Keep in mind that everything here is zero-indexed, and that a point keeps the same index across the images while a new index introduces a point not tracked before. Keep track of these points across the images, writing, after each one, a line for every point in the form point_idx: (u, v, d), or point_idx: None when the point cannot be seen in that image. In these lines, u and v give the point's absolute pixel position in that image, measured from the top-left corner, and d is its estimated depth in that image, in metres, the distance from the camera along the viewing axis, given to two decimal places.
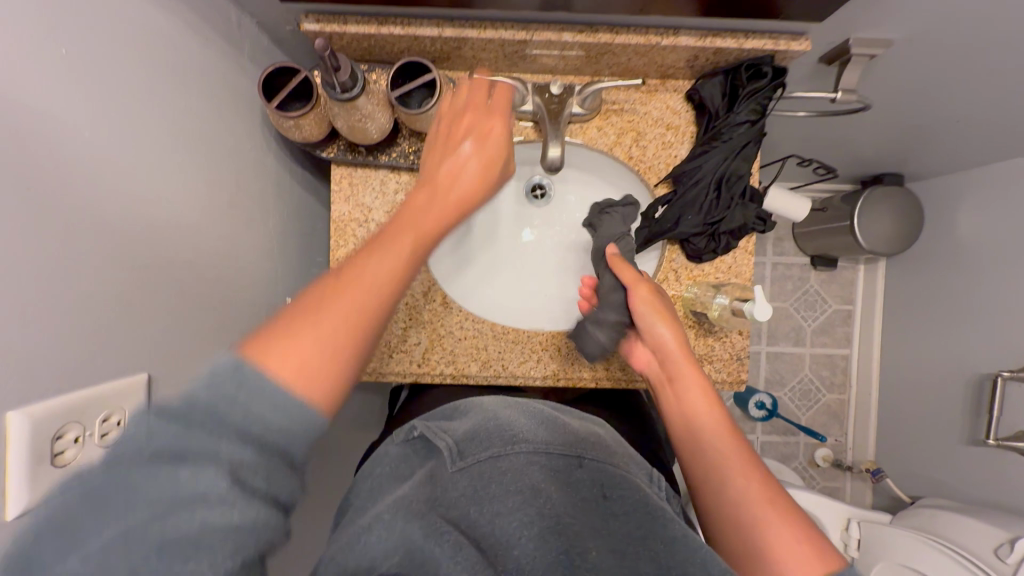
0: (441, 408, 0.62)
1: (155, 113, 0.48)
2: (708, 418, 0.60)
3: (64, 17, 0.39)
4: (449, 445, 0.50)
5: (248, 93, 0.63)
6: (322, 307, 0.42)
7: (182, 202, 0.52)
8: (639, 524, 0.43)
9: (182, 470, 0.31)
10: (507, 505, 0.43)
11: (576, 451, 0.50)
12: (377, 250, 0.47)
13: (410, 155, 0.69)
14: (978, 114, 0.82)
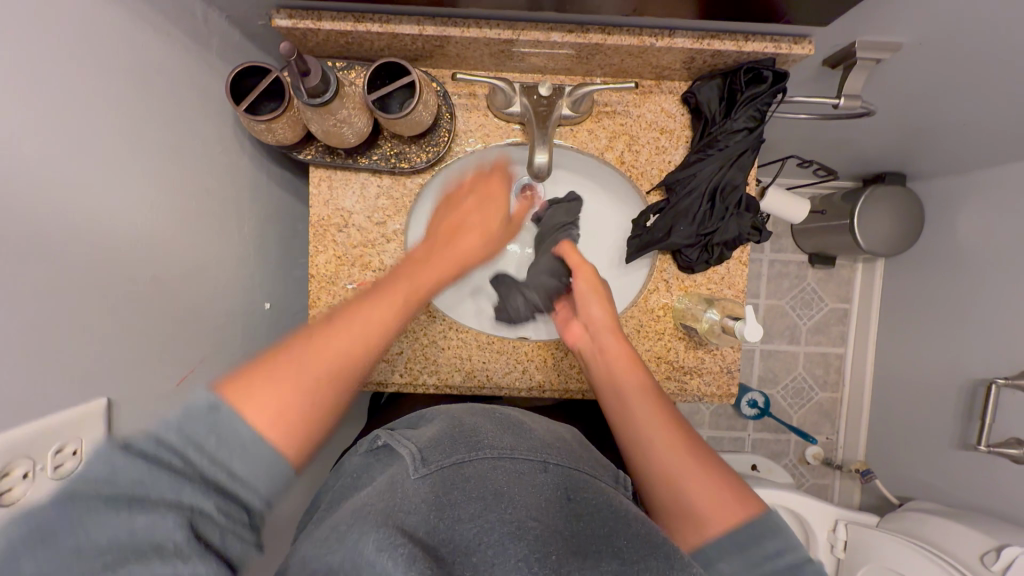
0: (409, 416, 0.59)
1: (113, 122, 0.46)
2: (635, 389, 0.59)
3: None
4: (410, 450, 0.45)
5: (217, 92, 0.60)
6: (308, 351, 0.43)
7: (146, 213, 0.50)
8: (605, 523, 0.39)
9: (142, 512, 0.30)
10: (468, 511, 0.39)
11: (541, 454, 0.46)
12: (373, 303, 0.49)
13: (392, 158, 0.66)
14: (985, 119, 0.79)
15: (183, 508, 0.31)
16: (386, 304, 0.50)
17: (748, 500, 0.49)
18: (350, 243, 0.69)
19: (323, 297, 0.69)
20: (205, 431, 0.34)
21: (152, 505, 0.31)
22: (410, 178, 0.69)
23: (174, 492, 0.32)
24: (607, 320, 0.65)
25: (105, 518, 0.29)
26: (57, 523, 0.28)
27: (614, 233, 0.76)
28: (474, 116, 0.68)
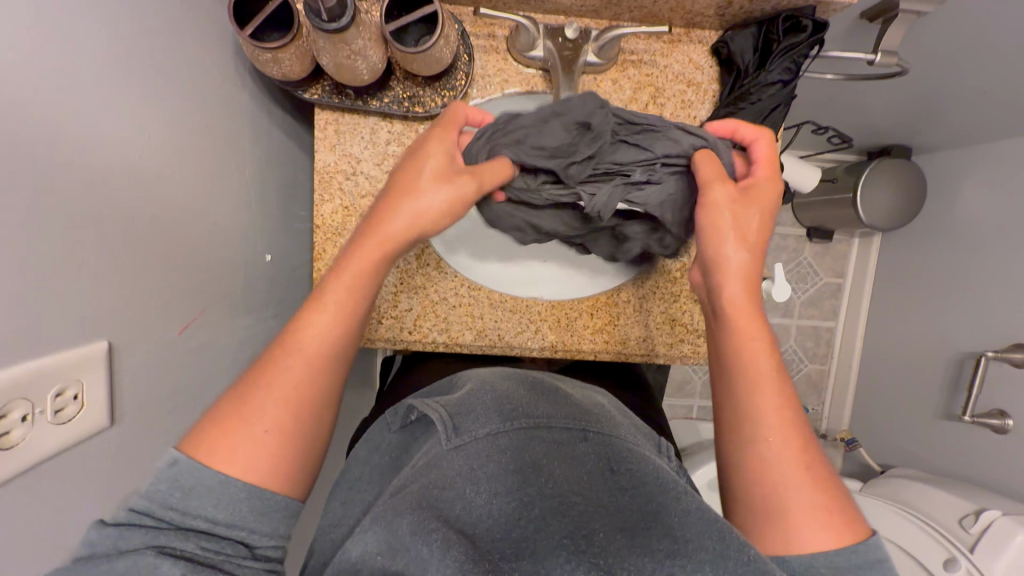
0: (438, 382, 0.58)
1: (107, 40, 0.41)
2: (763, 358, 0.45)
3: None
4: (442, 415, 0.43)
5: (217, 17, 0.54)
6: (256, 391, 0.41)
7: (141, 145, 0.45)
8: (650, 497, 0.38)
9: (119, 557, 0.33)
10: (503, 484, 0.38)
11: (579, 424, 0.45)
12: (317, 311, 0.45)
13: (404, 102, 0.62)
14: (1005, 91, 0.77)
15: (164, 548, 0.35)
16: (335, 306, 0.45)
17: (852, 523, 0.40)
18: (358, 192, 0.66)
19: (328, 249, 0.66)
20: (166, 485, 0.37)
21: (130, 551, 0.34)
22: (423, 125, 0.65)
23: (156, 536, 0.35)
24: (741, 266, 0.47)
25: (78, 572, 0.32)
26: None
27: None
28: (493, 58, 0.64)
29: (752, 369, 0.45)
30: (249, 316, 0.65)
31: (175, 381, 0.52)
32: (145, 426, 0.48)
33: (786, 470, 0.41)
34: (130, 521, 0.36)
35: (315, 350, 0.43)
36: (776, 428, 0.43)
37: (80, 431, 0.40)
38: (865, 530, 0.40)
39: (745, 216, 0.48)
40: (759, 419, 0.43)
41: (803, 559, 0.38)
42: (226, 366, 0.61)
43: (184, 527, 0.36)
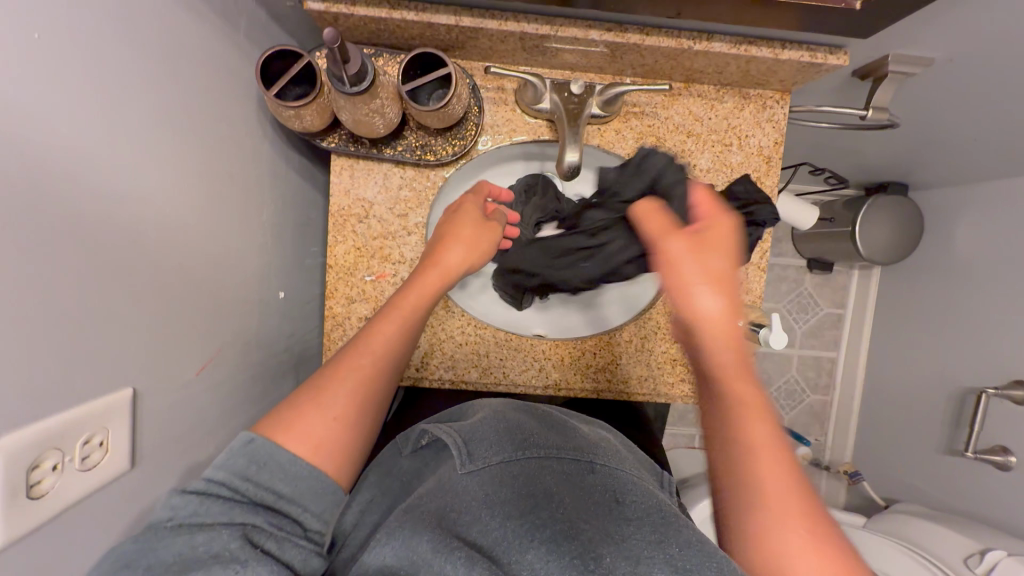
0: (445, 411, 0.58)
1: (143, 102, 0.44)
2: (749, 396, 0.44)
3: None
4: (455, 439, 0.43)
5: (245, 74, 0.58)
6: (333, 378, 0.47)
7: (171, 197, 0.48)
8: (654, 530, 0.36)
9: (202, 532, 0.36)
10: (517, 508, 0.38)
11: (586, 455, 0.44)
12: (387, 319, 0.53)
13: (417, 150, 0.65)
14: (995, 140, 0.80)
15: (232, 526, 0.38)
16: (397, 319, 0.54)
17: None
18: (370, 234, 0.68)
19: (340, 288, 0.68)
20: (246, 461, 0.40)
21: (209, 527, 0.37)
22: (434, 172, 0.68)
23: (226, 516, 0.38)
24: (726, 322, 0.47)
25: (169, 537, 0.35)
26: (133, 552, 0.34)
27: None
28: (502, 110, 0.67)
29: (739, 415, 0.43)
30: (262, 352, 0.67)
31: (191, 420, 0.53)
32: (162, 466, 0.49)
33: (785, 524, 0.39)
34: (209, 494, 0.38)
35: (383, 349, 0.51)
36: (775, 495, 0.40)
37: (104, 476, 0.41)
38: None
39: (717, 268, 0.49)
40: (746, 470, 0.41)
41: None
42: (239, 402, 0.62)
43: (256, 500, 0.40)
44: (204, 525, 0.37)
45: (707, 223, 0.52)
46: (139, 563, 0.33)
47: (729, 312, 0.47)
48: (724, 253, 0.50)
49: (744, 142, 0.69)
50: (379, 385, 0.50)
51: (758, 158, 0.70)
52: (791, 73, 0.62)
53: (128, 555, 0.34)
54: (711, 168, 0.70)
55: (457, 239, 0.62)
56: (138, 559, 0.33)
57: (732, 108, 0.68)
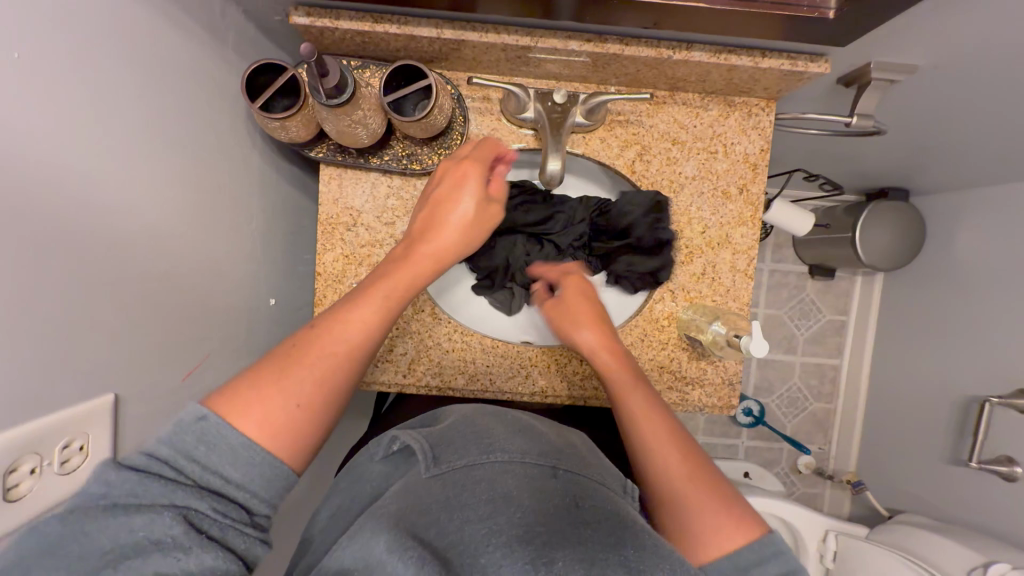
0: (423, 415, 0.58)
1: (131, 117, 0.46)
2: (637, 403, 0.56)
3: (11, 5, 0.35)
4: (422, 446, 0.46)
5: (234, 87, 0.59)
6: (295, 359, 0.45)
7: (158, 208, 0.49)
8: (611, 532, 0.38)
9: (144, 513, 0.35)
10: (478, 511, 0.39)
11: (551, 459, 0.45)
12: (361, 304, 0.50)
13: (403, 159, 0.66)
14: (990, 145, 0.79)
15: (172, 507, 0.36)
16: (373, 305, 0.50)
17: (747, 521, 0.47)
18: (358, 243, 0.69)
19: (328, 295, 0.69)
20: (193, 441, 0.39)
21: (150, 507, 0.35)
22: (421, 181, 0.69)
23: (168, 497, 0.37)
24: (606, 348, 0.62)
25: (108, 517, 0.34)
26: (66, 531, 0.33)
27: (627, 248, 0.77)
28: (487, 119, 0.68)
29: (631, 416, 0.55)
30: (252, 357, 0.68)
31: None
32: None
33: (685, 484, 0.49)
34: (151, 473, 0.37)
35: (354, 334, 0.48)
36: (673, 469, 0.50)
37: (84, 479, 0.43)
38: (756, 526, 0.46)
39: (586, 311, 0.65)
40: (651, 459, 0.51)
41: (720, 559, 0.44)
42: None
43: (199, 484, 0.38)
44: (145, 505, 0.36)
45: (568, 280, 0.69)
46: (74, 546, 0.33)
47: (607, 337, 0.63)
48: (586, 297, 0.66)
49: (730, 149, 0.69)
50: (346, 372, 0.47)
51: (744, 165, 0.70)
52: (774, 81, 0.62)
53: (61, 535, 0.33)
54: (696, 175, 0.70)
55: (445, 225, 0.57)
56: (73, 541, 0.33)
57: (717, 116, 0.69)
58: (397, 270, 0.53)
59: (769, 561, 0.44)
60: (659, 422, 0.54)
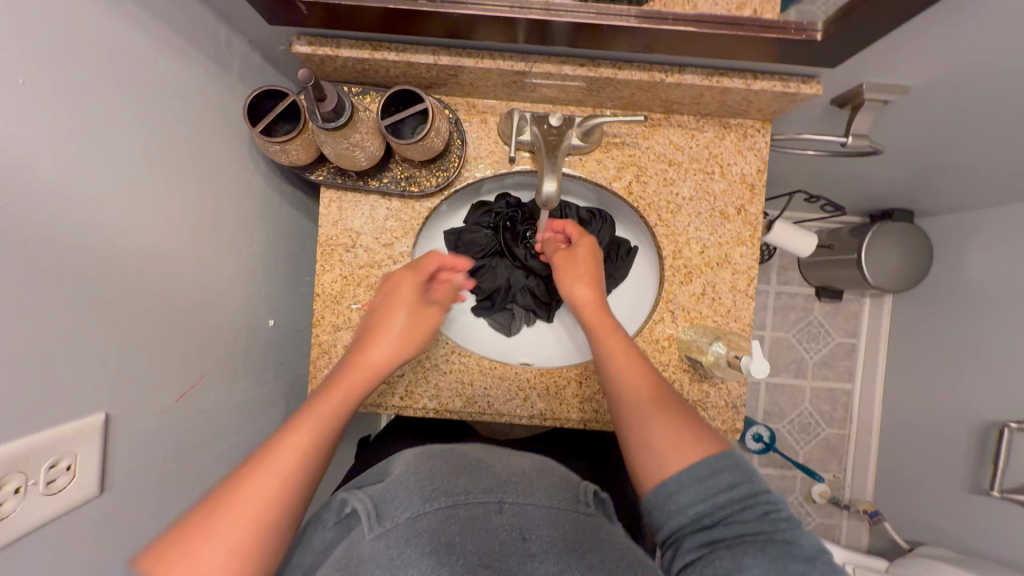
0: (376, 468, 0.48)
1: (132, 140, 0.47)
2: (621, 357, 0.60)
3: (8, 33, 0.35)
4: (364, 505, 0.38)
5: (237, 113, 0.61)
6: (247, 484, 0.43)
7: (155, 229, 0.50)
8: (558, 561, 0.36)
9: None
10: (420, 568, 0.34)
11: (496, 493, 0.40)
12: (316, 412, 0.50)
13: (402, 182, 0.67)
14: (990, 165, 0.79)
15: None
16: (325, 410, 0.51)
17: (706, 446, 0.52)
18: (357, 264, 0.70)
19: (327, 316, 0.69)
20: None
21: None
22: (419, 202, 0.70)
23: None
24: (594, 302, 0.66)
25: None
26: None
27: (632, 279, 0.80)
28: (486, 142, 0.70)
29: (613, 365, 0.60)
30: (247, 380, 0.67)
31: (169, 448, 0.53)
32: (137, 494, 0.49)
33: (657, 422, 0.54)
34: None
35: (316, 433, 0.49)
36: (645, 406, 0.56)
37: (70, 502, 0.41)
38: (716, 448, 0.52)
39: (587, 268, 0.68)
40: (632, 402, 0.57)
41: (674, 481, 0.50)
42: (222, 431, 0.62)
43: None
44: None
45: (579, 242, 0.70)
46: None
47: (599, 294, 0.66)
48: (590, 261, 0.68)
49: (726, 170, 0.70)
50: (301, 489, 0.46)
51: (742, 185, 0.70)
52: (768, 102, 0.63)
53: None
54: (694, 196, 0.70)
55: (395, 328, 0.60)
56: None
57: (712, 137, 0.69)
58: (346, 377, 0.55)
59: (723, 471, 0.49)
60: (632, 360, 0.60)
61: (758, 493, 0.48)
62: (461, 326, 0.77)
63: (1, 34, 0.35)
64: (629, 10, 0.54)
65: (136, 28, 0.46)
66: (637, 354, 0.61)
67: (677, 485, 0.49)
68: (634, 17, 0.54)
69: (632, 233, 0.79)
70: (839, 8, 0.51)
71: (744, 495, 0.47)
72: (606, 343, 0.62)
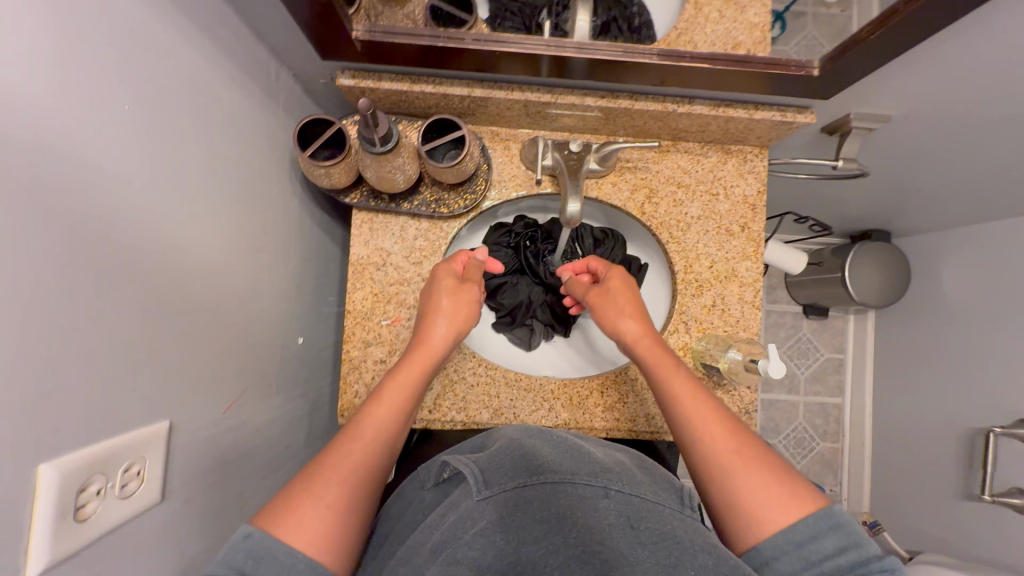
0: (471, 441, 0.60)
1: (202, 163, 0.50)
2: (685, 398, 0.56)
3: (118, 66, 0.39)
4: (475, 471, 0.47)
5: (282, 139, 0.65)
6: (330, 464, 0.48)
7: (215, 246, 0.53)
8: (669, 554, 0.37)
9: None
10: (532, 533, 0.39)
11: (603, 480, 0.45)
12: (380, 403, 0.54)
13: (431, 204, 0.71)
14: (960, 187, 0.88)
15: None
16: (393, 401, 0.55)
17: (806, 501, 0.47)
18: (387, 281, 0.73)
19: (357, 332, 0.72)
20: None
21: None
22: (446, 223, 0.74)
23: None
24: (643, 334, 0.63)
25: None
26: None
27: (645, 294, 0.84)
28: (509, 168, 0.75)
29: (678, 407, 0.56)
30: (280, 396, 0.69)
31: (216, 460, 0.54)
32: (189, 505, 0.49)
33: (742, 472, 0.49)
34: None
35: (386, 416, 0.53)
36: (725, 454, 0.51)
37: (138, 507, 0.42)
38: (815, 505, 0.46)
39: (624, 302, 0.66)
40: (708, 449, 0.52)
41: (769, 544, 0.45)
42: (259, 446, 0.63)
43: None
44: None
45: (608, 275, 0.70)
46: None
47: (647, 325, 0.64)
48: (627, 294, 0.67)
49: (730, 191, 0.76)
50: (374, 467, 0.50)
51: (744, 205, 0.76)
52: (766, 130, 0.70)
53: None
54: (701, 215, 0.76)
55: (443, 314, 0.62)
56: None
57: (716, 162, 0.76)
58: (402, 370, 0.58)
59: (828, 535, 0.44)
60: (704, 401, 0.56)
61: (868, 561, 0.43)
62: (483, 341, 0.80)
63: (110, 67, 0.39)
64: (650, 49, 0.60)
65: (211, 60, 0.50)
66: (706, 394, 0.57)
67: (774, 550, 0.45)
68: (655, 56, 0.60)
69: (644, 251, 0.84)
70: (834, 50, 0.59)
71: (852, 564, 0.43)
72: (666, 382, 0.58)
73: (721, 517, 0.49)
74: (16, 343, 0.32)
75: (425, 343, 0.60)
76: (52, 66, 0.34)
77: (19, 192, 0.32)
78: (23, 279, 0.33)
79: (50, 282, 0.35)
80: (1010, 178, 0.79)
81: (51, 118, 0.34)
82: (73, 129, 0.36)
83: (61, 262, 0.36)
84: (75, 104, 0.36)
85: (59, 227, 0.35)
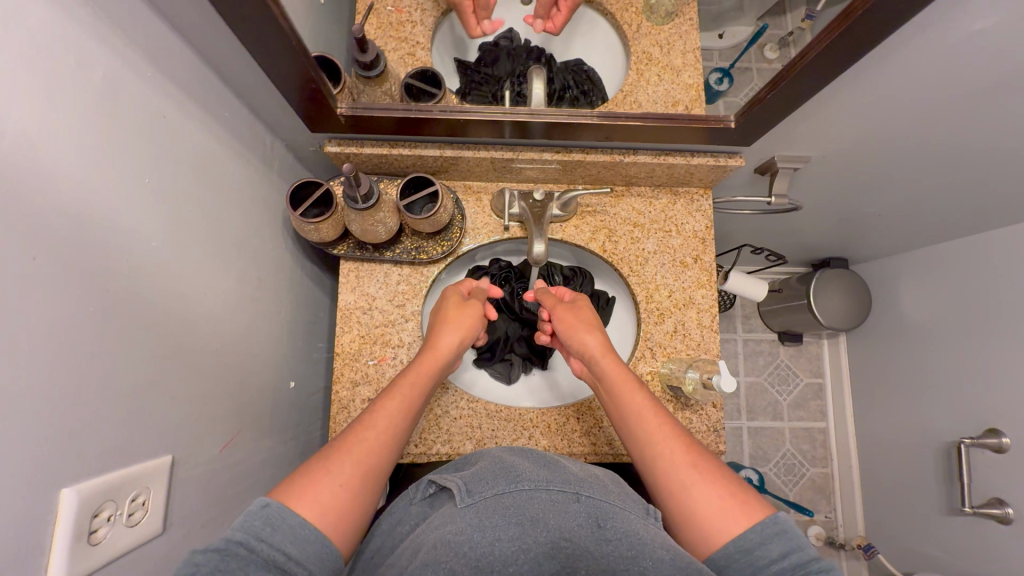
0: (452, 463, 0.64)
1: (207, 223, 0.57)
2: (642, 412, 0.61)
3: (142, 147, 0.47)
4: (458, 485, 0.51)
5: (277, 200, 0.73)
6: (343, 445, 0.52)
7: (216, 296, 0.59)
8: (630, 547, 0.41)
9: None
10: (507, 531, 0.43)
11: (574, 487, 0.49)
12: (390, 399, 0.59)
13: (412, 252, 0.79)
14: (891, 212, 0.97)
15: None
16: (403, 400, 0.60)
17: (754, 511, 0.51)
18: (372, 323, 0.79)
19: (346, 372, 0.77)
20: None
21: None
22: (426, 268, 0.81)
23: None
24: (604, 351, 0.68)
25: None
26: None
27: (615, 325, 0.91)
28: (482, 216, 0.83)
29: (640, 426, 0.60)
30: (272, 437, 0.73)
31: (213, 495, 0.57)
32: (187, 537, 0.53)
33: (699, 488, 0.53)
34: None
35: (396, 410, 0.58)
36: (683, 469, 0.55)
37: (143, 535, 0.46)
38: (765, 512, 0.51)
39: (589, 322, 0.72)
40: (669, 463, 0.56)
41: (722, 553, 0.49)
42: (252, 483, 0.66)
43: None
44: None
45: (578, 300, 0.77)
46: None
47: (605, 343, 0.69)
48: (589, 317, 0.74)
49: (681, 228, 0.84)
50: (381, 454, 0.54)
51: (695, 239, 0.84)
52: (705, 173, 0.79)
53: None
54: (657, 250, 0.84)
55: (450, 322, 0.71)
56: None
57: (666, 203, 0.85)
58: (415, 369, 0.65)
59: (774, 539, 0.48)
60: (662, 417, 0.60)
61: (808, 561, 0.47)
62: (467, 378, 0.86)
63: (134, 148, 0.46)
64: (592, 111, 0.70)
65: (217, 136, 0.59)
66: (665, 411, 0.61)
67: (726, 557, 0.48)
68: (596, 117, 0.70)
69: (611, 285, 0.92)
70: (743, 105, 0.69)
71: (796, 565, 0.46)
72: (629, 401, 0.63)
73: (680, 531, 0.53)
74: (49, 377, 0.38)
75: (436, 349, 0.68)
76: (94, 152, 0.42)
77: (62, 250, 0.39)
78: (59, 323, 0.39)
79: (81, 327, 0.41)
80: (929, 202, 0.88)
81: (87, 191, 0.42)
82: (105, 198, 0.43)
83: (90, 309, 0.42)
84: (107, 180, 0.44)
85: (88, 280, 0.42)
